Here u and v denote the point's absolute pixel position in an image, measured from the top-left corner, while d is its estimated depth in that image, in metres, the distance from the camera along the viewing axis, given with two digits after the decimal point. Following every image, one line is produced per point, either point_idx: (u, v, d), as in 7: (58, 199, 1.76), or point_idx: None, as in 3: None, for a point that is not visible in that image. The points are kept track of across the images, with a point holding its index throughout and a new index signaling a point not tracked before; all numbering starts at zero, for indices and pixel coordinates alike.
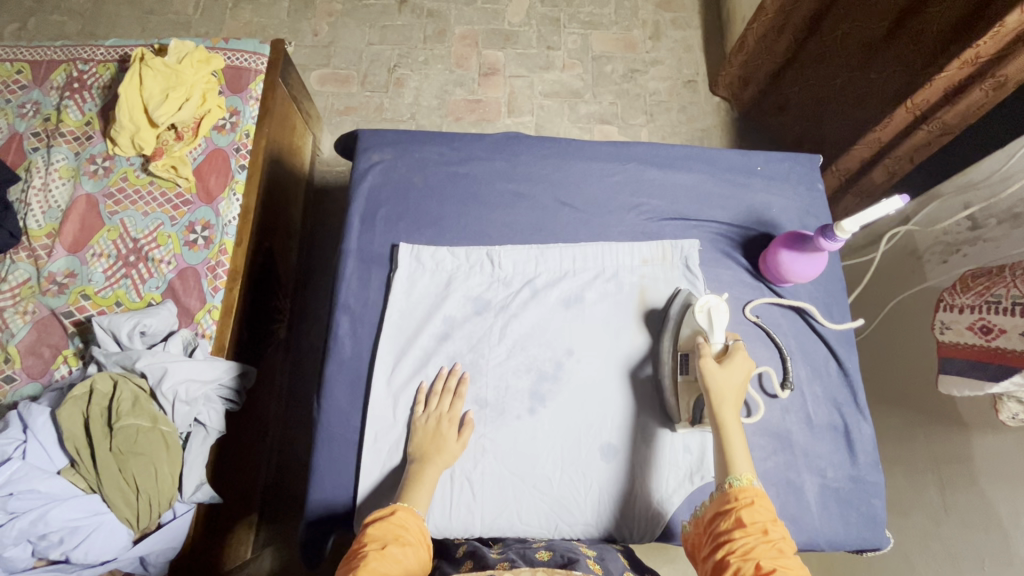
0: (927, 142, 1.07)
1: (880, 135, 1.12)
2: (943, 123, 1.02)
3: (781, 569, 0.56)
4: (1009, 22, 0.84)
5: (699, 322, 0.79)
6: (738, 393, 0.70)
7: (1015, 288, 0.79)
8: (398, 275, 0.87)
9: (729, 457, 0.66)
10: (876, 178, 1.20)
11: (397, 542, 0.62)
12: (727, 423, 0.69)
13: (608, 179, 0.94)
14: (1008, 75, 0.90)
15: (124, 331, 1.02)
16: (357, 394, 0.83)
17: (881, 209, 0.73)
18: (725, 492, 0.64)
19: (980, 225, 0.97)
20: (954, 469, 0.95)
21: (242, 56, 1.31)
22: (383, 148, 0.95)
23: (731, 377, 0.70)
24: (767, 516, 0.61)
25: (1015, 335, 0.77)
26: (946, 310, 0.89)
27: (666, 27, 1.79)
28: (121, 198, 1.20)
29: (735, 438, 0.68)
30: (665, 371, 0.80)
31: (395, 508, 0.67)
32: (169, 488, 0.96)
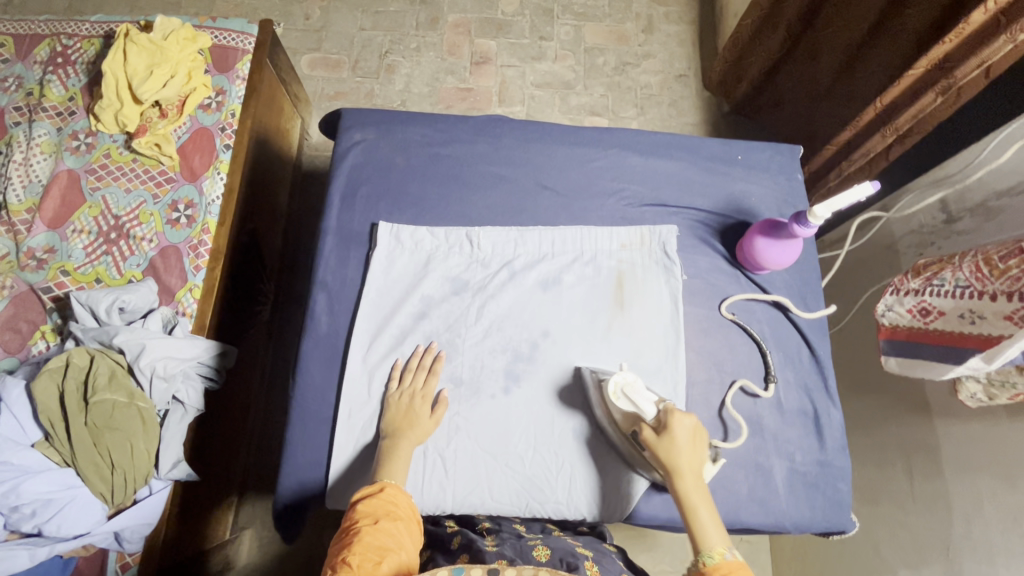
0: (885, 146, 1.10)
1: (852, 131, 1.16)
2: (899, 126, 1.04)
3: None
4: (971, 23, 0.85)
5: (624, 408, 0.74)
6: (691, 454, 0.69)
7: (961, 272, 0.78)
8: (377, 253, 0.87)
9: (697, 532, 0.64)
10: (837, 176, 1.23)
11: (388, 518, 0.63)
12: (688, 493, 0.67)
13: (590, 164, 0.95)
14: (957, 79, 0.91)
15: (102, 307, 1.02)
16: (331, 372, 0.83)
17: (852, 196, 0.73)
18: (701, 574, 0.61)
19: (954, 219, 0.98)
20: (921, 458, 0.97)
21: (229, 35, 1.30)
22: (366, 127, 0.94)
23: (676, 440, 0.69)
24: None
25: (952, 317, 0.79)
26: (891, 293, 0.88)
27: (659, 21, 1.79)
28: (103, 174, 1.19)
29: (699, 506, 0.66)
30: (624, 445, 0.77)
31: (384, 485, 0.67)
32: (146, 464, 0.96)
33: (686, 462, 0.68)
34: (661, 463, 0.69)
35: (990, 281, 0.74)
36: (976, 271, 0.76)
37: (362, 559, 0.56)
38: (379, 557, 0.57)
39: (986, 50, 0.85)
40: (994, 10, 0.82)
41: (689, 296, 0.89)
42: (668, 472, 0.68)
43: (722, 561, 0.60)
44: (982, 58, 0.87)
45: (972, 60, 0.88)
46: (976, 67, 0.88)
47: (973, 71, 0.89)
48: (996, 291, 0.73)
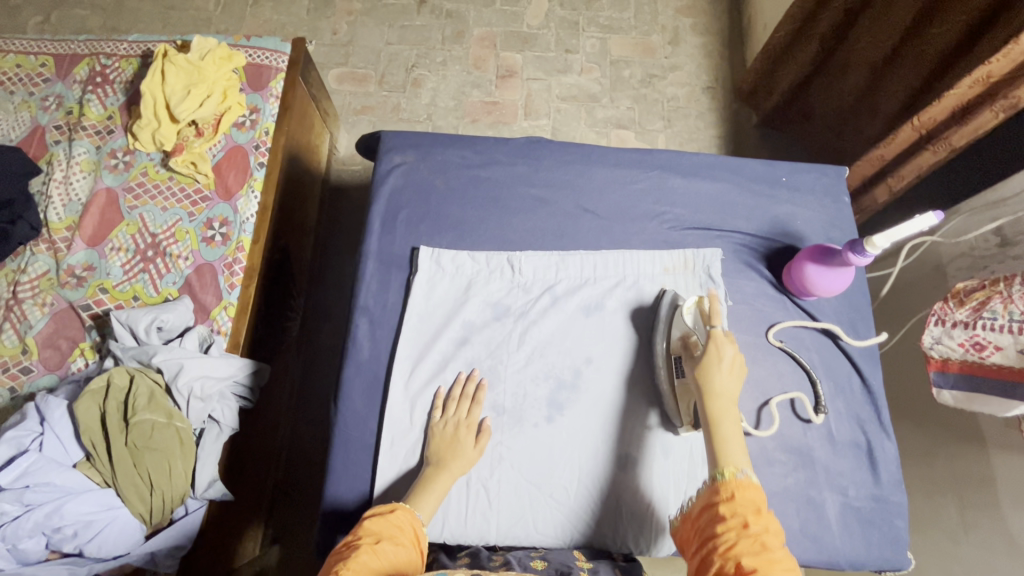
0: (931, 164, 1.03)
1: (884, 151, 1.09)
2: (950, 144, 0.98)
3: (763, 567, 0.54)
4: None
5: (689, 322, 0.81)
6: (728, 376, 0.70)
7: (1014, 304, 0.75)
8: (418, 278, 0.87)
9: (718, 445, 0.66)
10: (878, 198, 1.16)
11: (392, 541, 0.61)
12: (716, 413, 0.68)
13: (631, 187, 0.93)
14: (1020, 97, 0.86)
15: (142, 326, 1.03)
16: (373, 397, 0.82)
17: (915, 225, 0.72)
18: (715, 485, 0.63)
19: (1009, 242, 0.94)
20: (974, 490, 0.93)
21: (263, 54, 1.31)
22: (405, 149, 0.94)
23: (716, 361, 0.71)
24: (762, 513, 0.59)
25: (1012, 352, 0.76)
26: (937, 324, 0.85)
27: (686, 33, 1.77)
28: (141, 192, 1.20)
29: (725, 424, 0.68)
30: (660, 375, 0.80)
31: (394, 506, 0.66)
32: (180, 483, 0.96)
33: (722, 385, 0.70)
34: (698, 383, 0.71)
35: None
36: None
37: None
38: None
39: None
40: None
41: (735, 322, 0.87)
42: (701, 390, 0.70)
43: (735, 479, 0.62)
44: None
45: None
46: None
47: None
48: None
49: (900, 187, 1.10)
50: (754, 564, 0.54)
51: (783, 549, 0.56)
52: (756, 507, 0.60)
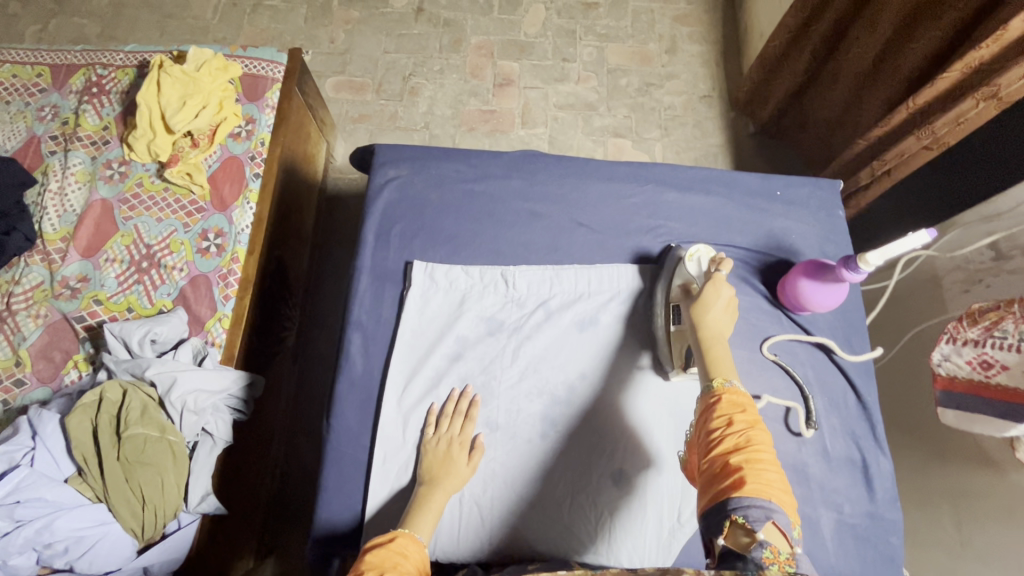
0: (916, 152, 1.02)
1: (879, 131, 1.08)
2: (933, 133, 0.97)
3: (749, 463, 0.56)
4: (1012, 28, 0.81)
5: (690, 271, 0.81)
6: (721, 313, 0.72)
7: (1023, 324, 0.75)
8: (412, 293, 0.86)
9: (710, 363, 0.67)
10: (864, 180, 1.15)
11: (395, 570, 0.58)
12: (709, 341, 0.70)
13: (625, 201, 0.93)
14: (1001, 86, 0.85)
15: (135, 339, 1.02)
16: (366, 414, 0.82)
17: (907, 243, 0.72)
18: (707, 396, 0.65)
19: (1004, 256, 0.94)
20: (971, 504, 0.93)
21: (260, 64, 1.31)
22: (400, 163, 0.94)
23: (712, 299, 0.72)
24: (749, 410, 0.62)
25: (1016, 372, 0.75)
26: (948, 341, 0.85)
27: (683, 41, 1.78)
28: (136, 203, 1.20)
29: (719, 348, 0.69)
30: (659, 322, 0.83)
31: (394, 535, 0.63)
32: (174, 499, 0.95)
33: (716, 319, 0.71)
34: (692, 318, 0.73)
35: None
36: None
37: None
38: None
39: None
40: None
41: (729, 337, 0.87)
42: (694, 323, 0.72)
43: (724, 387, 0.64)
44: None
45: (1018, 68, 0.82)
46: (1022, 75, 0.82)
47: (1019, 79, 0.83)
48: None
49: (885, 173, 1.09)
50: (739, 462, 0.56)
51: (769, 443, 0.58)
52: (743, 407, 0.61)
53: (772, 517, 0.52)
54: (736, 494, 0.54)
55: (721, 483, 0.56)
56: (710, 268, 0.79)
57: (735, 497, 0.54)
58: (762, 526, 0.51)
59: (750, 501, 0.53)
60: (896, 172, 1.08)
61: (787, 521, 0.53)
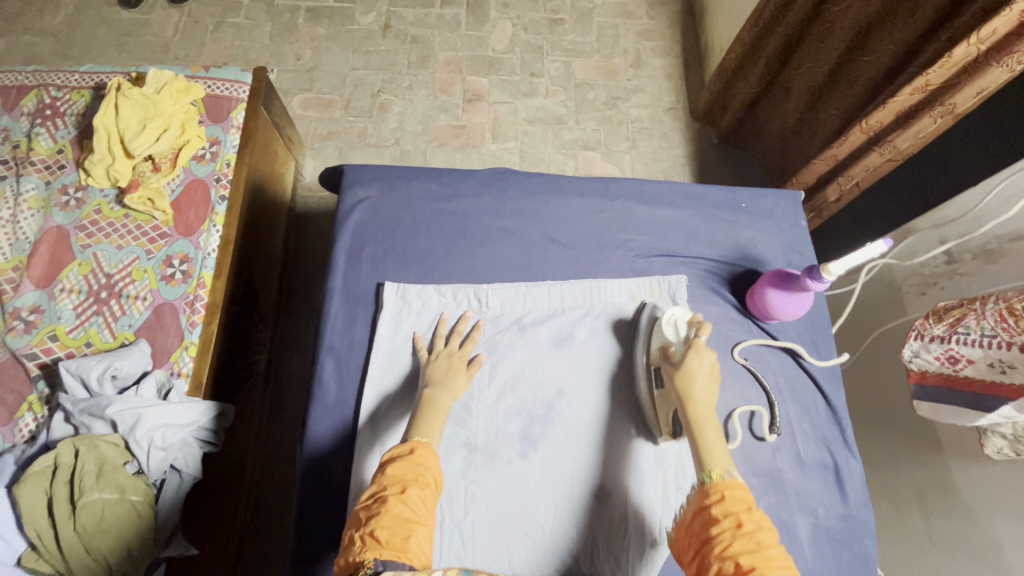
0: (879, 165, 1.07)
1: (838, 151, 1.11)
2: (895, 147, 1.01)
3: (761, 565, 0.56)
4: (958, 53, 0.85)
5: (670, 334, 0.81)
6: (706, 384, 0.73)
7: (985, 320, 0.78)
8: (384, 314, 0.85)
9: (703, 450, 0.68)
10: (830, 196, 1.19)
11: (417, 483, 0.64)
12: (698, 419, 0.71)
13: (596, 216, 0.94)
14: (956, 104, 0.90)
15: (93, 376, 0.97)
16: (340, 443, 0.80)
17: (866, 253, 0.75)
18: (704, 488, 0.65)
19: (956, 260, 0.99)
20: (937, 499, 0.96)
21: (223, 84, 1.28)
22: (369, 183, 0.93)
23: (695, 367, 0.73)
24: (752, 508, 0.62)
25: (984, 366, 0.78)
26: (915, 339, 0.87)
27: (647, 56, 1.82)
28: (94, 231, 1.15)
29: (708, 430, 0.70)
30: (642, 386, 0.82)
31: (414, 446, 0.68)
32: (146, 562, 0.90)
33: (701, 392, 0.72)
34: (677, 390, 0.74)
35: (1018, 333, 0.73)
36: (1000, 320, 0.75)
37: (390, 534, 0.59)
38: (406, 533, 0.60)
39: (981, 78, 0.85)
40: (978, 43, 0.82)
41: None
42: (681, 397, 0.73)
43: (722, 480, 0.65)
44: (979, 86, 0.86)
45: (970, 89, 0.87)
46: (974, 94, 0.88)
47: (972, 97, 0.88)
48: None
49: (849, 188, 1.14)
50: (753, 562, 0.56)
51: (777, 544, 0.58)
52: (747, 504, 0.62)
53: None
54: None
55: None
56: (690, 332, 0.79)
57: None
58: None
59: None
60: (863, 182, 1.12)
61: None
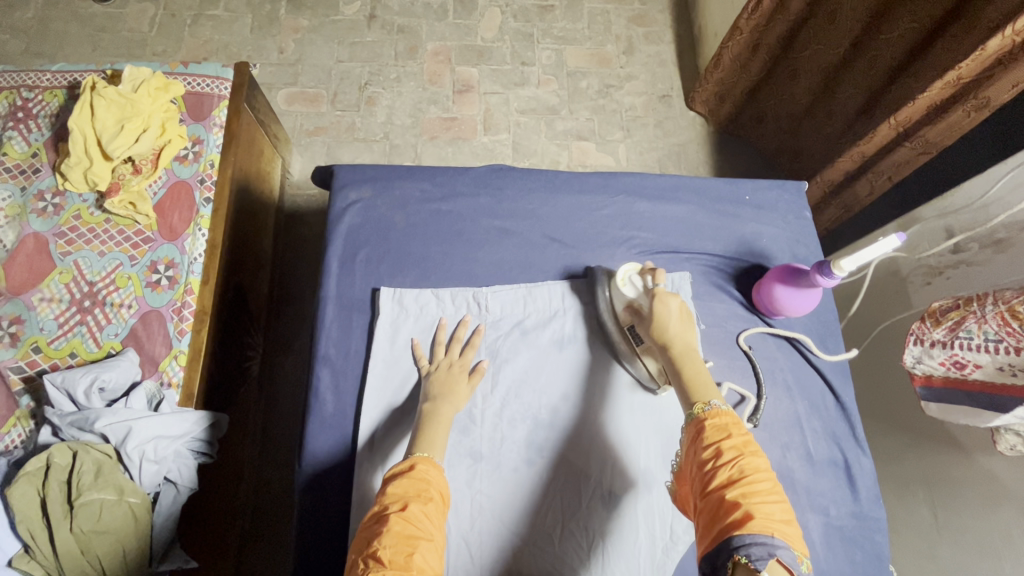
0: (908, 160, 1.05)
1: (864, 148, 1.10)
2: (926, 141, 1.00)
3: (747, 497, 0.56)
4: (991, 45, 0.84)
5: (629, 294, 0.80)
6: (679, 326, 0.72)
7: (987, 324, 0.77)
8: (381, 322, 0.82)
9: (688, 386, 0.68)
10: (861, 193, 1.18)
11: (419, 499, 0.62)
12: (679, 358, 0.70)
13: (597, 213, 0.92)
14: (990, 97, 0.88)
15: (81, 389, 0.93)
16: (340, 456, 0.77)
17: (878, 248, 0.72)
18: (693, 423, 0.65)
19: (962, 249, 0.98)
20: (945, 489, 0.95)
21: (204, 81, 1.22)
22: (361, 184, 0.90)
23: (665, 316, 0.73)
24: (734, 434, 0.62)
25: (991, 369, 0.77)
26: (916, 344, 0.87)
27: (640, 42, 1.78)
28: (74, 237, 1.10)
29: (689, 366, 0.70)
30: (620, 345, 0.81)
31: (414, 461, 0.66)
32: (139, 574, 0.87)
33: (676, 333, 0.72)
34: (654, 337, 0.73)
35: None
36: (1003, 324, 0.75)
37: (393, 553, 0.57)
38: (411, 549, 0.57)
39: (1015, 72, 0.83)
40: (1013, 35, 0.81)
41: (708, 346, 0.86)
42: (660, 343, 0.72)
43: (705, 412, 0.64)
44: (1014, 79, 0.84)
45: (1005, 81, 0.85)
46: (1009, 87, 0.86)
47: (1007, 90, 0.86)
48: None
49: (880, 183, 1.12)
50: (738, 496, 0.56)
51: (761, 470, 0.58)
52: (727, 431, 0.62)
53: (777, 552, 0.51)
54: (739, 532, 0.53)
55: (722, 519, 0.55)
56: (647, 283, 0.78)
57: (737, 535, 0.53)
58: (768, 562, 0.50)
59: (753, 536, 0.52)
60: (895, 177, 1.10)
61: (792, 554, 0.52)
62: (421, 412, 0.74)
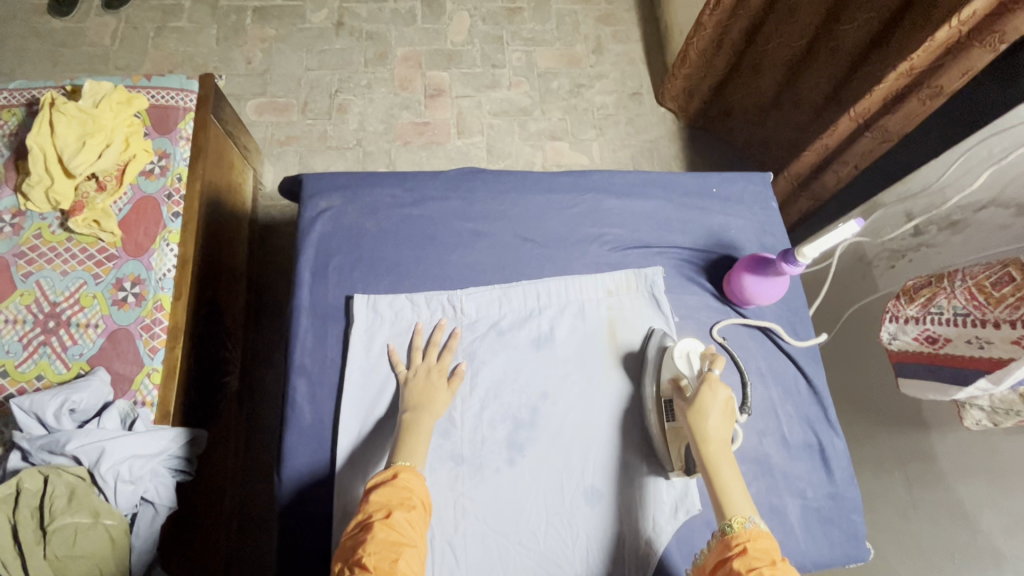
0: (870, 150, 1.09)
1: (828, 141, 1.13)
2: (886, 131, 1.03)
3: None
4: (939, 37, 0.87)
5: (681, 368, 0.77)
6: (721, 420, 0.69)
7: (956, 299, 0.80)
8: (355, 329, 0.82)
9: (722, 497, 0.65)
10: (829, 182, 1.21)
11: (403, 507, 0.62)
12: (715, 458, 0.68)
13: (567, 211, 0.92)
14: (943, 86, 0.92)
15: (51, 411, 0.91)
16: (319, 467, 0.77)
17: (836, 236, 0.74)
18: (725, 539, 0.63)
19: (922, 232, 1.02)
20: (917, 466, 0.98)
21: (169, 94, 1.19)
22: (331, 193, 0.89)
23: (709, 404, 0.70)
24: (776, 560, 0.60)
25: (960, 343, 0.79)
26: (891, 321, 0.90)
27: (608, 41, 1.80)
28: (35, 257, 1.06)
29: (725, 470, 0.67)
30: (651, 419, 0.79)
31: (397, 470, 0.66)
32: None
33: (715, 430, 0.69)
34: (691, 429, 0.70)
35: (988, 309, 0.75)
36: (970, 298, 0.78)
37: (378, 559, 0.57)
38: (395, 556, 0.58)
39: (964, 60, 0.87)
40: (959, 25, 0.84)
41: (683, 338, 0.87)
42: (698, 439, 0.69)
43: (744, 530, 0.62)
44: (964, 67, 0.88)
45: (956, 69, 0.89)
46: (960, 75, 0.89)
47: (958, 78, 0.90)
48: (997, 319, 0.74)
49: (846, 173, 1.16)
50: None
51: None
52: (771, 556, 0.60)
53: None
54: None
55: None
56: (704, 366, 0.76)
57: None
58: None
59: None
60: (861, 166, 1.13)
61: None
62: (401, 421, 0.74)
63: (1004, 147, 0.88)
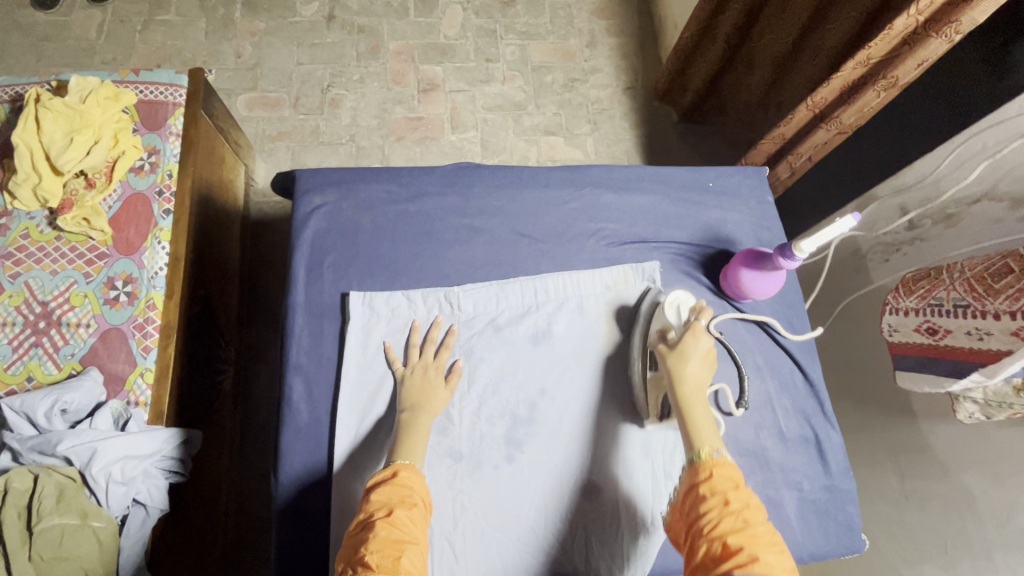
0: (824, 141, 1.10)
1: (785, 129, 1.14)
2: (840, 123, 1.04)
3: (750, 543, 0.56)
4: (897, 25, 0.87)
5: (670, 318, 0.79)
6: (699, 366, 0.71)
7: (955, 291, 0.81)
8: (352, 326, 0.81)
9: (691, 428, 0.67)
10: (781, 175, 1.22)
11: (404, 505, 0.62)
12: (689, 397, 0.70)
13: (564, 207, 0.92)
14: (898, 77, 0.93)
15: (41, 413, 0.90)
16: (316, 466, 0.76)
17: (834, 230, 0.74)
18: (693, 467, 0.65)
19: (916, 226, 1.04)
20: (910, 458, 0.99)
21: (157, 89, 1.17)
22: (325, 189, 0.88)
23: (690, 349, 0.72)
24: (738, 485, 0.62)
25: (959, 334, 0.79)
26: (891, 313, 0.91)
27: (602, 35, 1.79)
28: (22, 257, 1.04)
29: (699, 409, 0.69)
30: (635, 366, 0.81)
31: (397, 468, 0.66)
32: None
33: (693, 373, 0.71)
34: (669, 370, 0.72)
35: (988, 300, 0.76)
36: (969, 289, 0.79)
37: (380, 557, 0.57)
38: (398, 553, 0.57)
39: (920, 50, 0.88)
40: (916, 14, 0.84)
41: None
42: (673, 379, 0.71)
43: (711, 458, 0.64)
44: (920, 58, 0.89)
45: (911, 59, 0.90)
46: (915, 66, 0.90)
47: (913, 69, 0.91)
48: (996, 310, 0.74)
49: (799, 164, 1.17)
50: (741, 542, 0.56)
51: (763, 521, 0.58)
52: (734, 482, 0.62)
53: None
54: None
55: (723, 564, 0.55)
56: (691, 316, 0.78)
57: None
58: None
59: None
60: (814, 157, 1.15)
61: None
62: (399, 420, 0.73)
63: (998, 140, 0.88)
